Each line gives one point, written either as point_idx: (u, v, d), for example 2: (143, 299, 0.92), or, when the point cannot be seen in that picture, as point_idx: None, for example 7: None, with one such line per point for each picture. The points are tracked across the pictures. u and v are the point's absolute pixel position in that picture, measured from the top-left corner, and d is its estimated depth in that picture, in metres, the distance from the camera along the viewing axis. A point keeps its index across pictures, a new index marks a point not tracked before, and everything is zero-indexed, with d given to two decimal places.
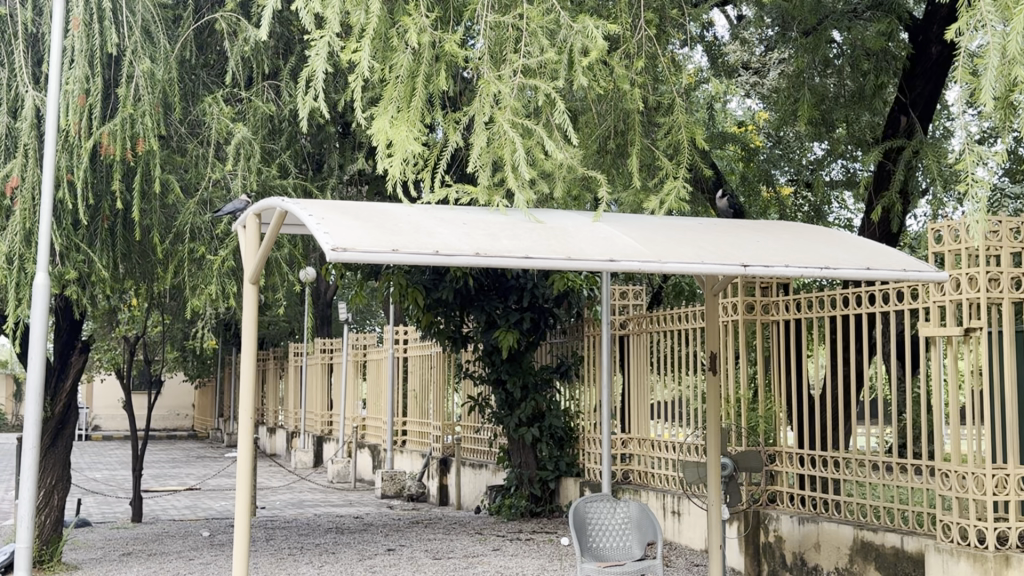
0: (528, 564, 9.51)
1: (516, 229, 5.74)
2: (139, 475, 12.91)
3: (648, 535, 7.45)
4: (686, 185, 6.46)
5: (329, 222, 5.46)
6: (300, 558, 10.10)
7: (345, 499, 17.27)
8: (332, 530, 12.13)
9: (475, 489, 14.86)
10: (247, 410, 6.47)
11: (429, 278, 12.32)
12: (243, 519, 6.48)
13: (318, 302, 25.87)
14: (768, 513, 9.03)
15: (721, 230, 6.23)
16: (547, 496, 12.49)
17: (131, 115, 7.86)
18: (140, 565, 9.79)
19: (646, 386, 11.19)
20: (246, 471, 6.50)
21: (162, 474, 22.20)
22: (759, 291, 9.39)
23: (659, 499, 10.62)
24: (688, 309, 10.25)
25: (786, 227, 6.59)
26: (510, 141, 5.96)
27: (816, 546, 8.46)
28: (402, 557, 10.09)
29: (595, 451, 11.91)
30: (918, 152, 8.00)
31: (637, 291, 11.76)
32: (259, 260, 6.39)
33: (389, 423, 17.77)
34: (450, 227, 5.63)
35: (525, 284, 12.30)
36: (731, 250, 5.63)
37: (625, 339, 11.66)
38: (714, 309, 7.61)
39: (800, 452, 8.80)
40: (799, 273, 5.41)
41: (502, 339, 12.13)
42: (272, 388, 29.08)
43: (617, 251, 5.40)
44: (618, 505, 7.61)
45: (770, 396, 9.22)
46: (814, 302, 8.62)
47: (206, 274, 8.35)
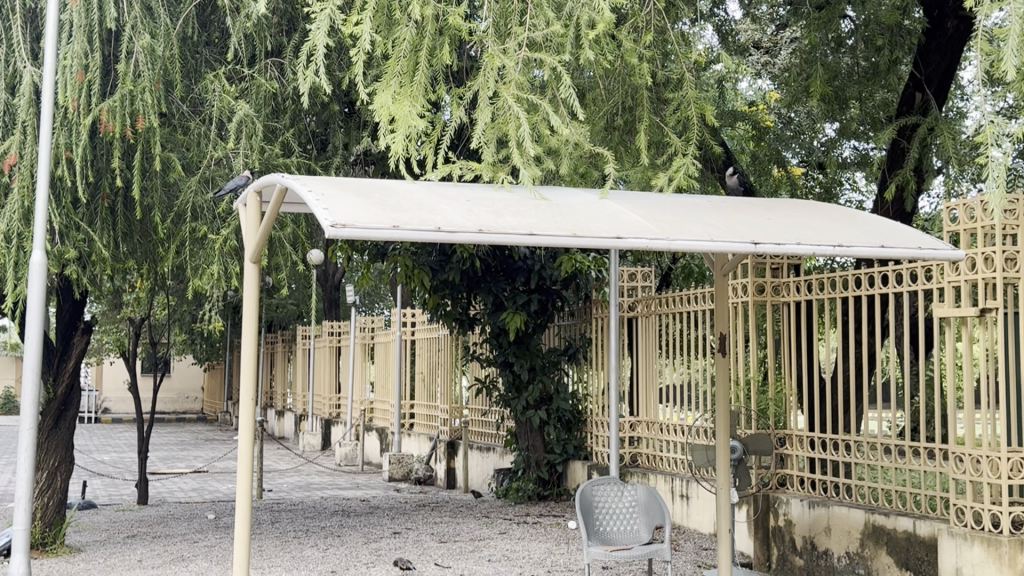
0: (535, 547, 9.42)
1: (521, 206, 5.61)
2: (144, 457, 12.85)
3: (657, 519, 7.33)
4: (695, 162, 6.34)
5: (329, 198, 5.34)
6: (305, 540, 10.02)
7: (352, 482, 17.22)
8: (338, 513, 12.06)
9: (482, 472, 14.77)
10: (248, 392, 6.37)
11: (435, 260, 12.19)
12: (244, 502, 6.39)
13: (326, 285, 25.78)
14: (777, 496, 8.91)
15: (732, 208, 6.08)
16: (555, 479, 12.41)
17: (130, 92, 7.74)
18: (144, 547, 9.72)
19: (656, 369, 11.06)
20: (247, 454, 6.39)
21: (169, 457, 22.16)
22: (769, 272, 9.24)
23: (668, 483, 10.51)
24: (697, 291, 10.12)
25: (799, 205, 6.44)
26: (514, 116, 5.84)
27: (826, 530, 8.33)
28: (408, 540, 10.00)
29: (602, 434, 11.80)
30: (933, 130, 7.82)
31: (646, 273, 11.65)
32: (261, 238, 6.28)
33: (396, 406, 17.71)
34: (453, 204, 5.51)
35: (533, 266, 12.19)
36: (741, 228, 5.49)
37: (633, 322, 11.53)
38: (724, 290, 7.48)
39: (811, 435, 8.67)
40: (811, 250, 5.26)
41: (510, 321, 12.00)
42: (280, 371, 29.05)
43: (624, 228, 5.27)
44: (625, 488, 7.52)
45: (780, 377, 9.10)
46: (826, 283, 8.48)
47: (208, 254, 8.22)
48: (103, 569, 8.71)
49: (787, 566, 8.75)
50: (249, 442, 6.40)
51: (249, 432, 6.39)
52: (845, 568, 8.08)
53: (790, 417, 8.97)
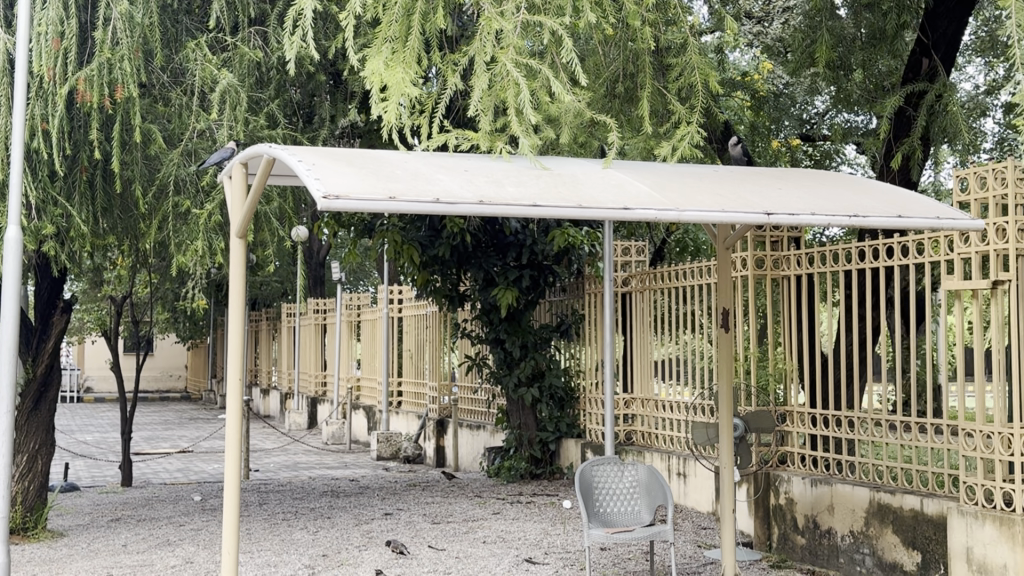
0: (531, 528, 9.21)
1: (522, 177, 5.36)
2: (127, 438, 12.57)
3: (659, 499, 7.13)
4: (700, 130, 6.11)
5: (320, 168, 5.07)
6: (294, 523, 9.77)
7: (340, 461, 17.00)
8: (327, 493, 11.82)
9: (473, 450, 14.57)
10: (236, 371, 6.12)
11: (424, 235, 11.90)
12: (232, 484, 6.15)
13: (311, 262, 25.45)
14: (778, 474, 8.71)
15: (740, 177, 5.85)
16: (547, 458, 12.23)
17: (108, 60, 7.43)
18: (128, 532, 9.46)
19: (651, 345, 10.85)
20: (234, 436, 6.13)
21: (153, 436, 21.88)
22: (769, 246, 9.01)
23: (664, 461, 10.30)
24: (693, 265, 9.88)
25: (807, 174, 6.21)
26: (514, 82, 5.57)
27: (829, 508, 8.13)
28: (400, 521, 9.77)
29: (596, 411, 11.58)
30: (942, 97, 7.60)
31: (640, 247, 11.41)
32: (247, 213, 6.01)
33: (384, 383, 17.48)
34: (451, 174, 5.25)
35: (525, 241, 11.93)
36: (752, 198, 5.26)
37: (627, 297, 11.30)
38: (727, 264, 7.26)
39: (812, 412, 8.47)
40: (827, 221, 5.03)
41: (501, 297, 11.73)
42: (265, 348, 28.75)
43: (631, 199, 5.02)
44: (626, 467, 7.30)
45: (781, 353, 8.89)
46: (828, 256, 8.25)
47: (192, 230, 7.92)
48: (86, 555, 8.45)
49: (788, 545, 8.53)
50: (238, 423, 6.15)
51: (237, 412, 6.14)
52: (849, 547, 7.88)
53: (790, 393, 8.78)
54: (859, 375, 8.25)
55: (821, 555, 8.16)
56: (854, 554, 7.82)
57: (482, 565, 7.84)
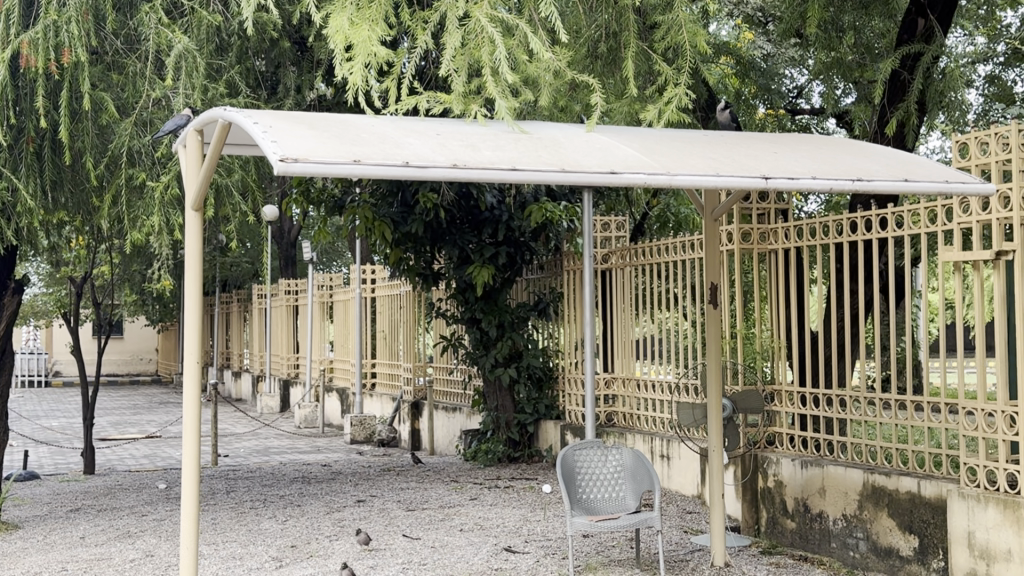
0: (509, 514, 8.85)
1: (499, 140, 4.95)
2: (89, 424, 12.10)
3: (645, 484, 6.79)
4: (687, 93, 5.75)
5: (279, 131, 4.64)
6: (262, 511, 9.36)
7: (313, 445, 16.61)
8: (298, 479, 11.42)
9: (448, 433, 14.21)
10: (194, 352, 5.71)
11: (397, 212, 11.44)
12: (191, 472, 5.75)
13: (282, 243, 24.95)
14: (767, 456, 8.36)
15: (732, 142, 5.47)
16: (525, 440, 11.88)
17: (55, 23, 6.95)
18: (88, 522, 9.03)
19: (632, 323, 10.48)
20: (193, 420, 5.72)
21: (121, 421, 21.37)
22: (755, 219, 8.65)
23: (647, 442, 9.95)
24: (676, 240, 9.51)
25: (802, 139, 5.84)
26: (489, 40, 5.16)
27: (820, 491, 7.79)
28: (373, 508, 9.38)
29: (576, 391, 11.22)
30: (939, 59, 7.32)
31: (620, 222, 11.02)
32: (202, 183, 5.58)
33: (357, 365, 17.10)
34: (422, 138, 4.83)
35: (500, 216, 11.50)
36: (747, 161, 4.88)
37: (607, 273, 10.92)
38: (714, 237, 6.90)
39: (802, 391, 8.14)
40: (829, 186, 4.66)
41: (477, 275, 11.30)
42: (236, 330, 28.28)
43: (617, 163, 4.63)
44: (609, 451, 6.94)
45: (769, 331, 8.55)
46: (818, 228, 7.90)
47: (148, 204, 7.48)
48: (42, 549, 8.01)
49: (777, 530, 8.18)
50: (196, 407, 5.74)
51: (195, 395, 5.72)
52: (842, 531, 7.54)
53: (778, 371, 8.44)
54: (850, 352, 7.93)
55: (812, 540, 7.83)
56: (847, 539, 7.49)
57: (459, 555, 7.47)
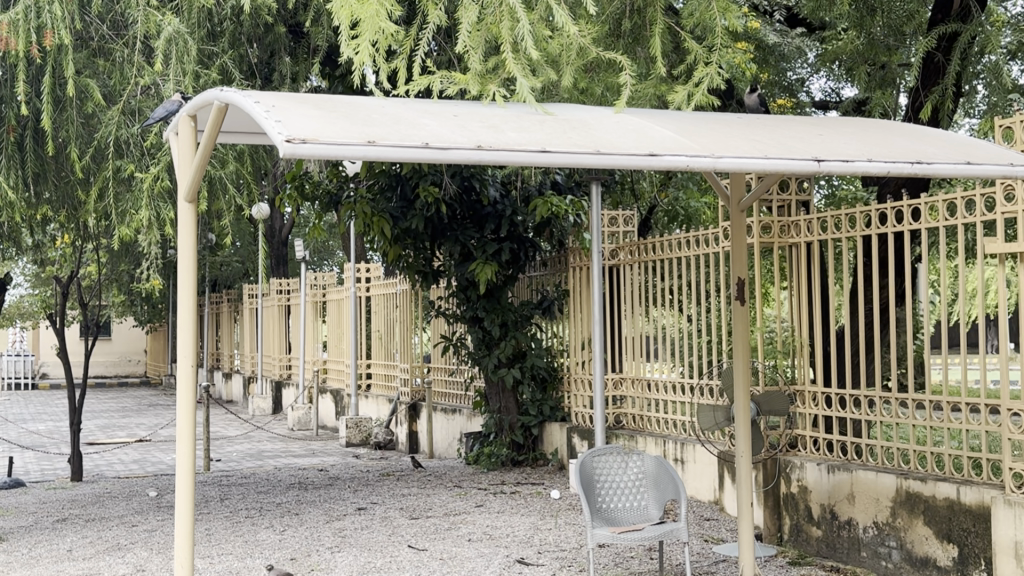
0: (519, 523, 8.43)
1: (523, 122, 4.53)
2: (76, 429, 11.63)
3: (668, 493, 6.39)
4: (718, 75, 5.39)
5: (282, 111, 4.20)
6: (258, 521, 8.90)
7: (307, 448, 16.17)
8: (295, 485, 10.97)
9: (448, 435, 13.80)
10: (188, 352, 5.31)
11: (396, 207, 10.98)
12: (185, 482, 5.35)
13: (273, 241, 24.49)
14: (789, 460, 7.95)
15: (769, 125, 5.06)
16: (530, 443, 11.48)
17: (36, 3, 6.45)
18: (75, 534, 8.56)
19: (640, 322, 10.05)
20: (187, 425, 5.32)
21: (109, 424, 20.89)
22: (776, 210, 8.24)
23: (659, 445, 9.53)
24: (690, 234, 9.10)
25: (841, 122, 5.43)
26: (510, 13, 4.74)
27: (848, 497, 7.39)
28: (375, 517, 8.94)
29: (582, 392, 10.81)
30: (977, 37, 6.90)
31: (628, 216, 10.57)
32: (195, 171, 5.17)
33: (352, 365, 16.69)
34: (439, 119, 4.40)
35: (504, 211, 11.03)
36: (794, 143, 4.48)
37: (615, 270, 10.48)
38: (742, 229, 6.46)
39: (827, 391, 7.73)
40: (886, 169, 4.28)
41: (479, 272, 10.84)
42: (226, 330, 27.80)
43: (655, 144, 4.23)
44: (630, 457, 6.51)
45: (792, 329, 8.14)
46: (844, 220, 7.49)
47: (136, 197, 7.04)
48: (26, 563, 7.55)
49: (802, 538, 7.78)
50: (190, 410, 5.34)
51: (189, 397, 5.32)
52: (874, 540, 7.15)
53: (800, 369, 8.03)
54: (878, 351, 7.53)
55: (841, 549, 7.43)
56: (879, 548, 7.10)
57: (470, 568, 7.03)
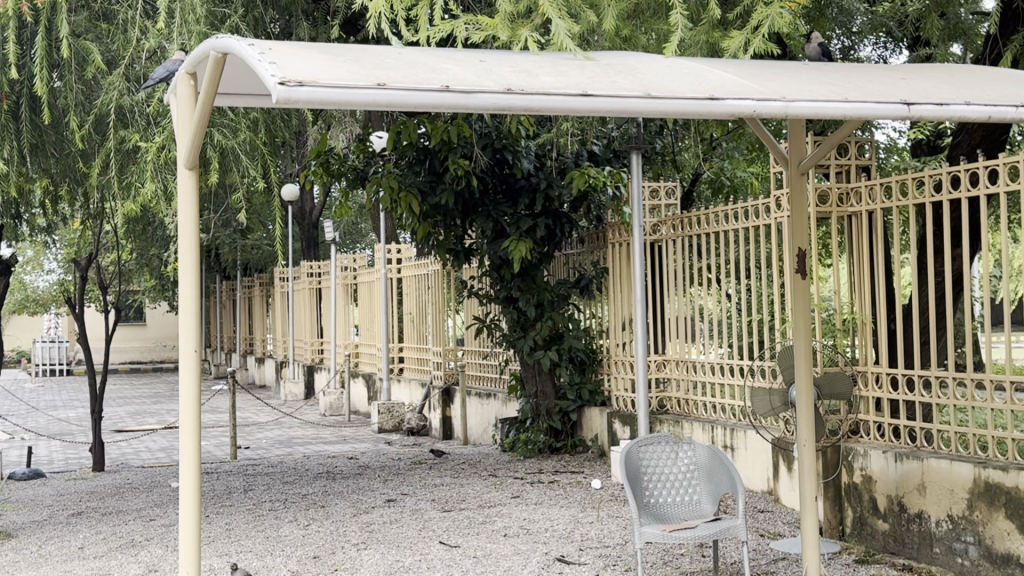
0: (558, 516, 7.90)
1: (562, 67, 3.95)
2: (98, 417, 11.20)
3: (723, 487, 5.80)
4: (778, 16, 4.83)
5: (280, 54, 3.64)
6: (282, 514, 8.41)
7: (339, 435, 15.72)
8: (323, 475, 10.48)
9: (482, 421, 13.27)
10: (191, 335, 4.80)
11: (424, 181, 10.39)
12: (190, 477, 4.84)
13: (304, 224, 24.06)
14: (851, 448, 7.32)
15: (840, 72, 4.45)
16: (568, 429, 10.94)
17: None
18: (88, 529, 8.11)
19: (684, 302, 9.42)
20: (191, 415, 4.83)
21: (140, 411, 20.57)
22: (834, 176, 7.58)
23: (706, 431, 8.92)
24: (737, 205, 8.45)
25: (919, 69, 4.82)
26: None
27: (918, 488, 6.77)
28: (405, 509, 8.42)
29: (624, 375, 10.22)
30: None
31: (670, 188, 9.91)
32: (195, 133, 4.65)
33: (384, 348, 16.20)
34: (463, 64, 3.84)
35: (539, 184, 10.41)
36: (875, 87, 3.94)
37: (657, 246, 9.84)
38: (802, 192, 5.82)
39: (892, 373, 7.09)
40: (985, 113, 3.78)
41: (514, 250, 10.23)
42: (258, 314, 27.44)
43: (718, 88, 3.70)
44: (680, 448, 5.93)
45: (854, 306, 7.50)
46: (909, 185, 6.82)
47: (141, 170, 6.50)
48: (34, 562, 7.08)
49: (866, 532, 7.17)
50: (194, 399, 4.84)
51: (193, 384, 4.82)
52: (948, 535, 6.53)
53: (862, 349, 7.39)
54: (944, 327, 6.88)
55: (910, 544, 6.82)
56: (954, 544, 6.49)
57: (506, 568, 6.48)
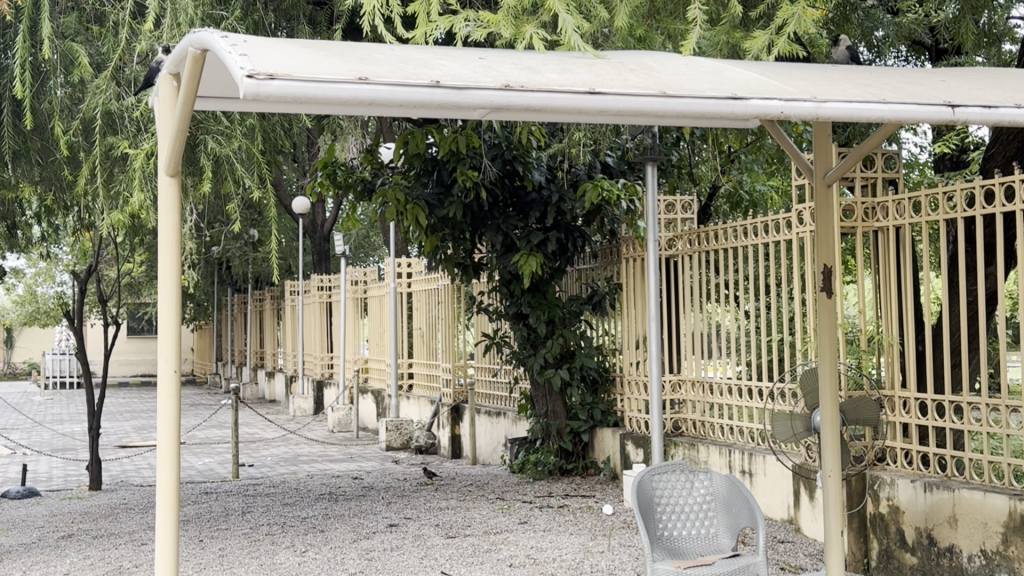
0: (567, 544, 7.51)
1: (569, 65, 3.62)
2: (95, 434, 10.87)
3: (742, 520, 5.41)
4: (804, 14, 4.49)
5: (257, 47, 3.30)
6: (279, 539, 8.04)
7: (345, 453, 15.37)
8: (324, 497, 10.11)
9: (492, 440, 12.90)
10: (170, 355, 4.47)
11: (431, 193, 10.05)
12: (168, 506, 4.51)
13: (315, 237, 23.77)
14: (878, 476, 6.92)
15: (873, 75, 4.12)
16: (579, 450, 10.57)
17: None
18: (75, 554, 7.76)
19: (700, 318, 9.05)
20: (170, 438, 4.48)
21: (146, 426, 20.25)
22: (858, 190, 7.19)
23: (722, 457, 8.52)
24: (756, 220, 8.08)
25: (958, 73, 4.46)
26: None
27: (950, 521, 6.36)
28: (408, 535, 8.05)
29: (638, 395, 9.84)
30: None
31: (687, 202, 9.53)
32: (176, 140, 4.34)
33: (392, 364, 15.86)
34: (460, 61, 3.50)
35: (550, 197, 10.06)
36: (913, 89, 3.71)
37: (672, 262, 9.46)
38: (827, 205, 5.45)
39: (920, 398, 6.69)
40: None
41: (524, 264, 9.87)
42: (269, 327, 27.16)
43: (743, 86, 3.45)
44: (696, 477, 5.55)
45: (881, 327, 7.11)
46: (940, 200, 6.43)
47: (130, 178, 6.17)
48: None
49: (894, 565, 6.78)
50: (173, 422, 4.49)
51: (172, 404, 4.47)
52: (980, 571, 6.14)
53: (889, 372, 6.99)
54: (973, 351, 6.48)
55: None
56: None
57: None
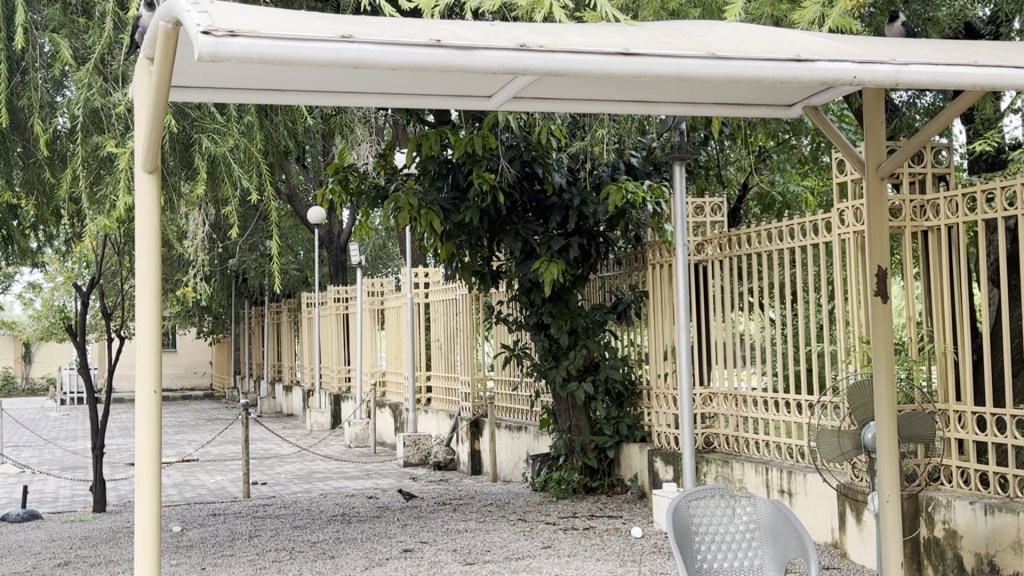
0: (595, 571, 6.98)
1: (607, 33, 3.36)
2: (99, 454, 10.38)
3: (790, 550, 4.86)
4: None
5: (226, 19, 2.95)
6: (287, 566, 7.55)
7: (362, 470, 14.87)
8: (337, 518, 9.60)
9: (512, 456, 12.37)
10: (150, 370, 3.99)
11: (446, 198, 9.55)
12: (148, 537, 4.04)
13: (331, 247, 23.27)
14: (931, 496, 6.35)
15: (937, 50, 3.82)
16: (605, 466, 10.06)
17: None
18: None
19: (731, 327, 8.50)
20: (150, 461, 4.01)
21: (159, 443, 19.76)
22: (905, 188, 6.64)
23: (759, 475, 7.93)
24: (791, 222, 7.53)
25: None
26: None
27: (1014, 546, 5.79)
28: (424, 561, 7.54)
29: (666, 409, 9.30)
30: None
31: (717, 204, 8.97)
32: (154, 130, 3.88)
33: (409, 377, 15.36)
34: (472, 30, 3.17)
35: (571, 201, 9.52)
36: (976, 56, 3.79)
37: (702, 268, 8.91)
38: (880, 199, 4.93)
39: (976, 411, 6.14)
40: None
41: (544, 272, 9.32)
42: (286, 340, 26.72)
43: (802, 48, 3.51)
44: (736, 503, 5.00)
45: (931, 334, 6.57)
46: (998, 197, 5.87)
47: (115, 181, 5.68)
48: None
49: None
50: (155, 442, 4.03)
51: (152, 424, 4.01)
52: None
53: (942, 384, 6.43)
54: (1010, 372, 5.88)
55: None
56: None
57: None
